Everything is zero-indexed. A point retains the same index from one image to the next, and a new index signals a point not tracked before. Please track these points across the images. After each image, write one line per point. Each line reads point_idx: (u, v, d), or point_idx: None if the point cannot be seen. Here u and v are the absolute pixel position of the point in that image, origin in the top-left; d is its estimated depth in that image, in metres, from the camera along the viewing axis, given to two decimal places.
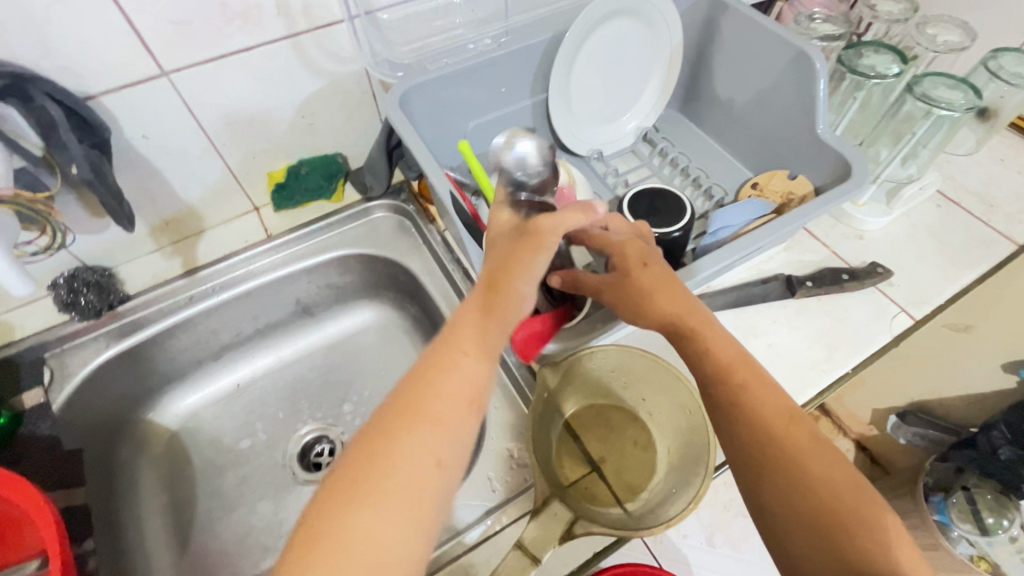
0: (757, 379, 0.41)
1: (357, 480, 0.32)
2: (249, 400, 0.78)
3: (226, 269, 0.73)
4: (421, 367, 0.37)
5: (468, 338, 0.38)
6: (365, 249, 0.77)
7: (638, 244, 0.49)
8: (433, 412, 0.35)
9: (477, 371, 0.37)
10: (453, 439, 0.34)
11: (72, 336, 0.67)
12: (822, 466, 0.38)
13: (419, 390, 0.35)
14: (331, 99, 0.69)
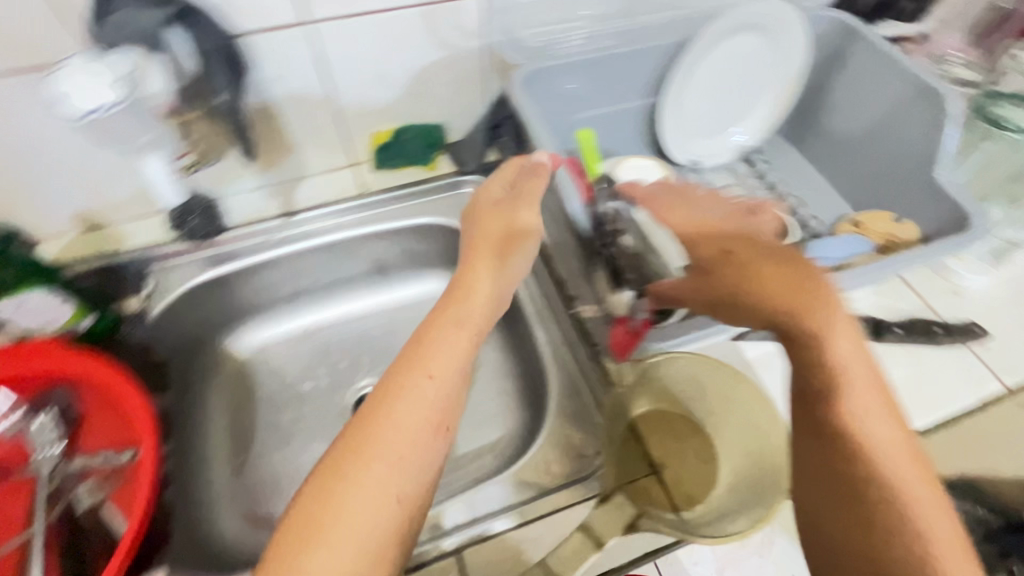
0: (867, 399, 0.39)
1: (320, 517, 0.36)
2: (314, 345, 0.81)
3: (317, 219, 0.75)
4: (374, 401, 0.42)
5: (424, 364, 0.44)
6: (450, 220, 0.78)
7: (713, 236, 0.50)
8: (390, 440, 0.40)
9: (432, 394, 0.42)
10: (410, 462, 0.39)
11: (170, 256, 0.71)
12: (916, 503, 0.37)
13: (376, 422, 0.41)
14: (447, 71, 0.71)
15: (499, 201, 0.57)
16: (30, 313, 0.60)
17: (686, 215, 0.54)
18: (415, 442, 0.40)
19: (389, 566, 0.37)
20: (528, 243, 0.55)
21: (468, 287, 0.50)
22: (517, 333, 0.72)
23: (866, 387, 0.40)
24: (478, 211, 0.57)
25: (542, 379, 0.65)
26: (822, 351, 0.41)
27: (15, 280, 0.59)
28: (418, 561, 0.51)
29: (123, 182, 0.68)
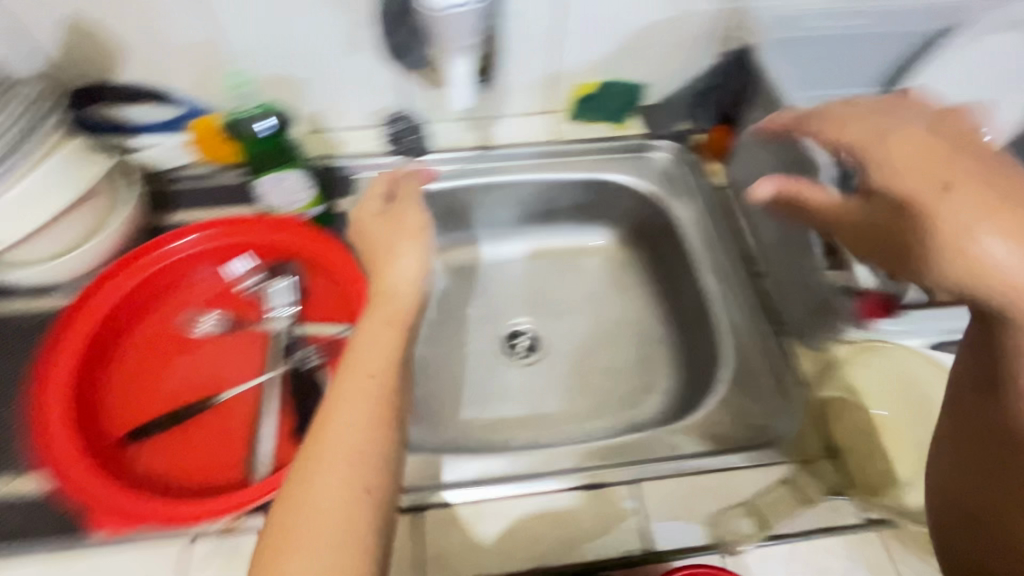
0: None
1: (284, 535, 0.38)
2: (474, 277, 0.84)
3: (514, 156, 0.79)
4: (326, 403, 0.44)
5: (360, 364, 0.46)
6: (634, 179, 0.79)
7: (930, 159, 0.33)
8: (346, 433, 0.42)
9: (373, 391, 0.45)
10: (355, 460, 0.41)
11: (377, 167, 0.77)
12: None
13: (331, 417, 0.43)
14: (670, 31, 0.73)
15: (374, 211, 0.60)
16: (280, 192, 0.63)
17: (921, 153, 0.33)
18: (360, 440, 0.42)
19: (361, 559, 0.38)
20: (411, 218, 0.58)
21: (383, 287, 0.54)
22: (690, 300, 0.73)
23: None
24: (393, 206, 0.61)
25: (714, 346, 0.66)
26: (1000, 280, 0.30)
27: (279, 158, 0.61)
28: (595, 483, 0.54)
29: (353, 93, 0.74)
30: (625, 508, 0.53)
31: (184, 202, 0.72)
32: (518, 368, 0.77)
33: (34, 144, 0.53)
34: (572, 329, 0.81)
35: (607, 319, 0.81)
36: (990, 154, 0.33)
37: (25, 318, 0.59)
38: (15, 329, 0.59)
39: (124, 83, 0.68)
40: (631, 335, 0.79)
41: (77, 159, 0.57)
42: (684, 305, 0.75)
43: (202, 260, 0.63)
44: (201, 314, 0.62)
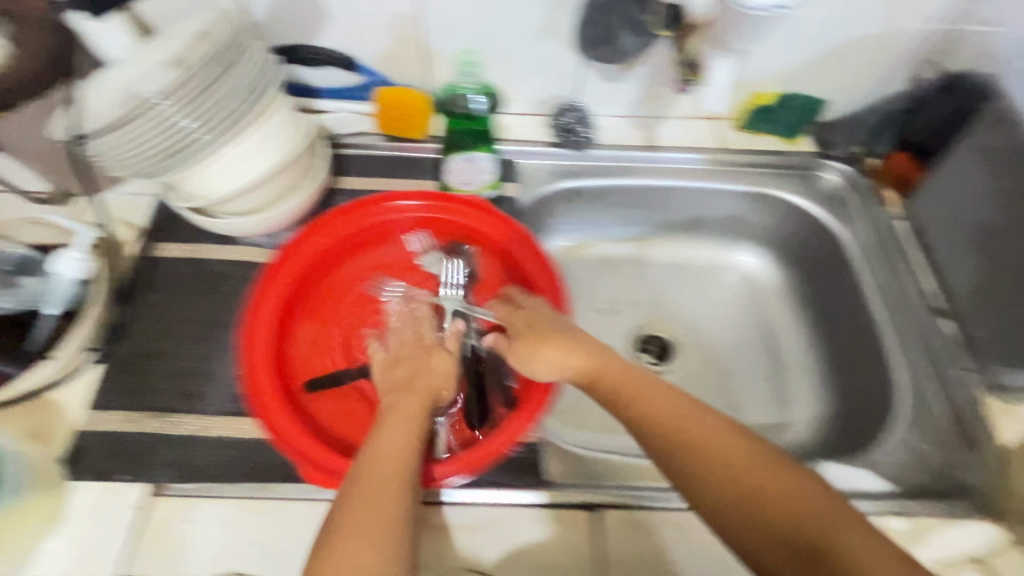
0: (671, 405, 0.46)
1: (344, 525, 0.39)
2: (610, 276, 0.83)
3: (676, 161, 0.77)
4: (371, 441, 0.45)
5: (390, 416, 0.48)
6: (799, 198, 0.76)
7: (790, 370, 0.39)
8: (384, 464, 0.43)
9: (408, 440, 0.45)
10: (400, 480, 0.42)
11: (537, 156, 0.75)
12: (756, 472, 0.42)
13: (372, 454, 0.44)
14: (869, 47, 0.69)
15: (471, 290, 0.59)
16: (466, 170, 0.63)
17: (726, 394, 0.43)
18: (399, 474, 0.43)
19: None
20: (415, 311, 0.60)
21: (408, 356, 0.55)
22: (854, 333, 0.70)
23: (680, 411, 0.46)
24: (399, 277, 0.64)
25: (885, 385, 0.64)
26: None
27: None
28: None
29: (532, 79, 0.73)
30: None
31: (354, 169, 0.73)
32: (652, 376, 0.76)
33: (259, 102, 0.56)
34: (711, 341, 0.80)
35: (749, 337, 0.79)
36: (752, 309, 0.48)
37: (220, 265, 0.64)
38: (211, 274, 0.63)
39: (319, 47, 0.69)
40: (775, 356, 0.77)
41: (287, 121, 0.59)
42: (842, 337, 0.72)
43: (385, 228, 0.63)
44: (382, 283, 0.63)
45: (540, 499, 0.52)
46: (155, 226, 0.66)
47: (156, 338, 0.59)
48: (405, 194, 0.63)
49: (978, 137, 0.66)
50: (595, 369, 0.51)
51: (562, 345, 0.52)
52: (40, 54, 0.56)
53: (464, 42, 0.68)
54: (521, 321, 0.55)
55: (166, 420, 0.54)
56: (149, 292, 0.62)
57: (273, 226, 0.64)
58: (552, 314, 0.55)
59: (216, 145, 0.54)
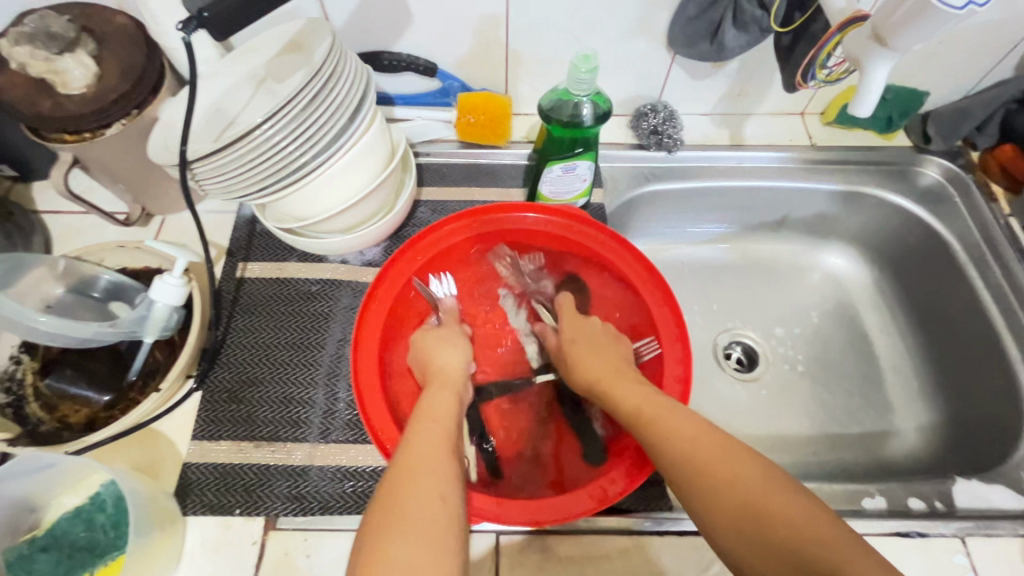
0: (646, 402, 0.46)
1: (383, 511, 0.36)
2: (690, 280, 0.79)
3: (763, 160, 0.74)
4: (408, 437, 0.43)
5: (427, 414, 0.46)
6: (894, 194, 0.73)
7: (725, 446, 0.40)
8: (425, 453, 0.41)
9: (443, 429, 0.44)
10: (449, 469, 0.40)
11: (621, 158, 0.72)
12: (708, 443, 0.40)
13: (408, 447, 0.42)
14: (980, 39, 0.65)
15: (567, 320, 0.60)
16: (560, 181, 0.62)
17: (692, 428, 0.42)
18: (447, 462, 0.41)
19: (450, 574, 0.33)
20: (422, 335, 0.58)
21: (431, 365, 0.54)
22: (964, 338, 0.67)
23: (653, 402, 0.45)
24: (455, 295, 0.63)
25: (1010, 392, 0.61)
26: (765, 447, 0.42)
27: (575, 147, 0.58)
28: (916, 530, 0.50)
29: (616, 79, 0.70)
30: (958, 563, 0.49)
31: (433, 178, 0.71)
32: (741, 382, 0.72)
33: (359, 123, 0.54)
34: (801, 346, 0.75)
35: (842, 340, 0.75)
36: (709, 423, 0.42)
37: (308, 284, 0.62)
38: (300, 293, 0.61)
39: (399, 53, 0.66)
40: (872, 361, 0.73)
41: (381, 139, 0.57)
42: (950, 340, 0.69)
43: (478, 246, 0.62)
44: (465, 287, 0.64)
45: (670, 524, 0.50)
46: (239, 245, 0.64)
47: (249, 362, 0.57)
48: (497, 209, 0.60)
49: None
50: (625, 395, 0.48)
51: (615, 388, 0.49)
52: (129, 72, 0.53)
53: (551, 43, 0.65)
54: (574, 351, 0.56)
55: (273, 450, 0.53)
56: (237, 313, 0.60)
57: (364, 243, 0.62)
58: (592, 339, 0.56)
59: (318, 169, 0.52)
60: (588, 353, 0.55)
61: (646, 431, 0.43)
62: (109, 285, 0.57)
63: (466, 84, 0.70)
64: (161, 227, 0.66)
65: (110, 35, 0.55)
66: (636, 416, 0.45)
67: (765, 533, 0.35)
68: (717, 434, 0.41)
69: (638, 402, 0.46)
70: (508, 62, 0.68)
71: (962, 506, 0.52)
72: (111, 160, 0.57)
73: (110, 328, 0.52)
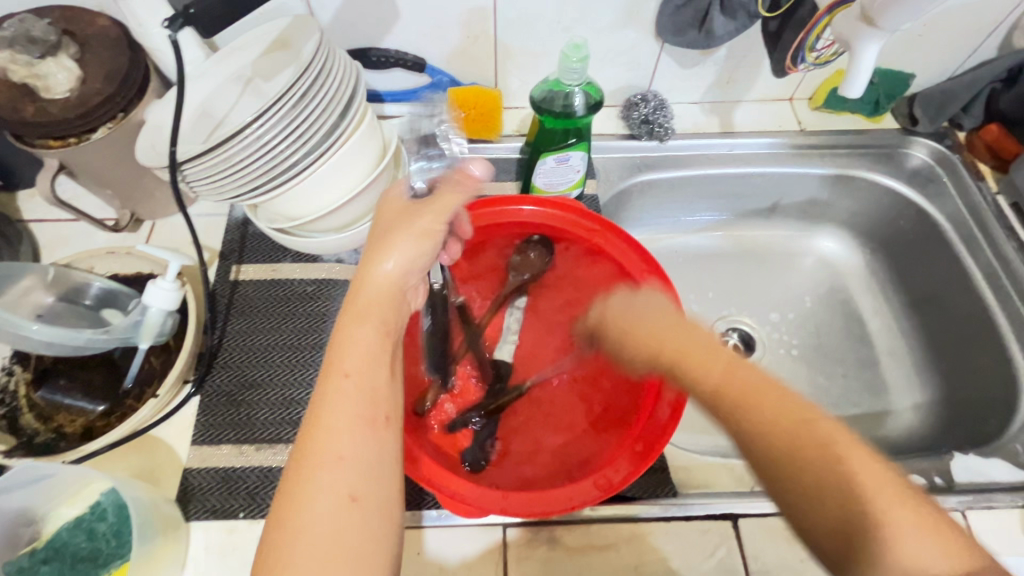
0: (729, 377, 0.36)
1: (284, 516, 0.32)
2: (686, 268, 0.80)
3: (754, 147, 0.74)
4: (312, 414, 0.35)
5: (339, 364, 0.36)
6: (884, 177, 0.73)
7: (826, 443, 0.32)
8: (331, 436, 0.33)
9: (354, 389, 0.35)
10: (357, 455, 0.33)
11: (613, 149, 0.72)
12: (819, 441, 0.32)
13: (313, 428, 0.34)
14: (963, 19, 0.66)
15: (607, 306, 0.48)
16: (554, 173, 0.62)
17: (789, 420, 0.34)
18: (359, 447, 0.34)
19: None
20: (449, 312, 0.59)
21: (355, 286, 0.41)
22: (956, 316, 0.68)
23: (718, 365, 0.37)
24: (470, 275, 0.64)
25: (1004, 367, 0.62)
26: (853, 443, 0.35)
27: (568, 139, 0.58)
28: None
29: (605, 69, 0.70)
30: None
31: None
32: None
33: (350, 119, 0.53)
34: (796, 331, 0.76)
35: (837, 323, 0.76)
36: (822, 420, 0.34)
37: (304, 284, 0.61)
38: (295, 294, 0.61)
39: (387, 49, 0.66)
40: (867, 342, 0.74)
41: (372, 136, 0.57)
42: (943, 319, 0.70)
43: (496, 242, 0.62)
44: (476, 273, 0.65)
45: (675, 510, 0.50)
46: (232, 248, 0.63)
47: (247, 365, 0.57)
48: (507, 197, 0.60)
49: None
50: (700, 362, 0.38)
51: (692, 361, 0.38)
52: (113, 75, 0.52)
53: (539, 35, 0.65)
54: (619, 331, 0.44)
55: (274, 452, 0.52)
56: (232, 315, 0.59)
57: (359, 242, 0.62)
58: (647, 312, 0.44)
59: (311, 167, 0.52)
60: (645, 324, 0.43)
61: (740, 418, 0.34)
62: (100, 292, 0.56)
63: (455, 79, 0.70)
64: (151, 233, 0.65)
65: (92, 38, 0.54)
66: (718, 396, 0.36)
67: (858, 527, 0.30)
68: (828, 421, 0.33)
69: (722, 378, 0.36)
70: (497, 55, 0.67)
71: (960, 481, 0.53)
72: (98, 166, 0.56)
73: (103, 334, 0.51)
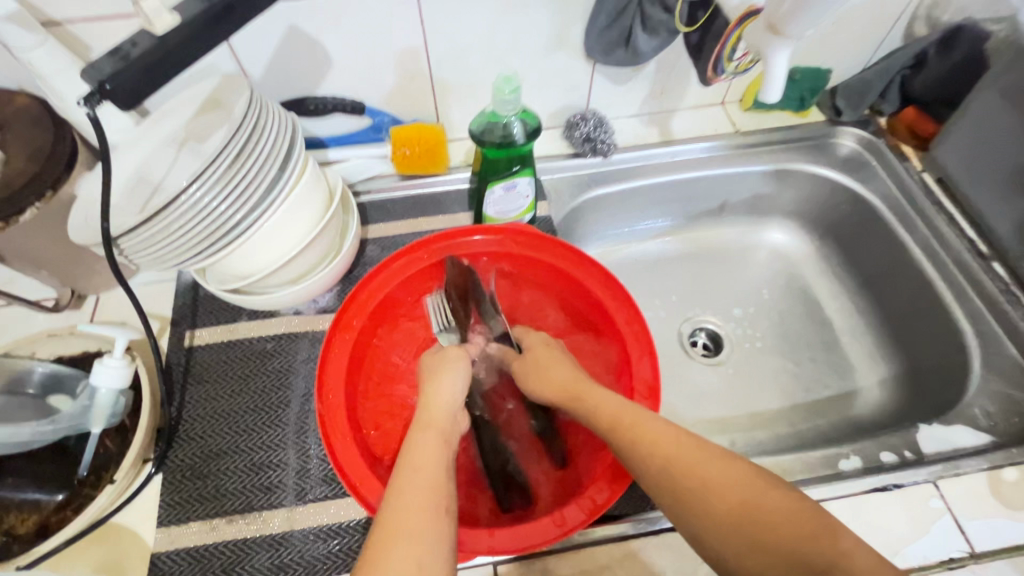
0: (625, 414, 0.45)
1: None
2: (647, 276, 0.81)
3: (694, 151, 0.77)
4: (388, 497, 0.38)
5: (406, 464, 0.41)
6: (818, 166, 0.77)
7: (703, 451, 0.41)
8: (409, 514, 0.37)
9: (427, 474, 0.40)
10: (433, 537, 0.36)
11: (561, 169, 0.74)
12: (699, 461, 0.40)
13: (391, 507, 0.37)
14: (867, 15, 0.70)
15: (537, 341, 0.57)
16: (504, 201, 0.63)
17: (677, 445, 0.41)
18: (423, 536, 0.36)
19: None
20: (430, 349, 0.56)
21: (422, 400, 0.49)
22: (904, 291, 0.71)
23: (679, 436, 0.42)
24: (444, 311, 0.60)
25: (952, 334, 0.64)
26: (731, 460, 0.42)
27: (512, 166, 0.59)
28: (892, 483, 0.52)
29: (543, 94, 0.72)
30: (934, 507, 0.51)
31: (377, 216, 0.70)
32: (711, 367, 0.74)
33: (290, 172, 0.53)
34: (759, 323, 0.78)
35: (797, 312, 0.78)
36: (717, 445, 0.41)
37: (263, 341, 0.60)
38: (254, 353, 0.59)
39: (324, 96, 0.66)
40: (827, 326, 0.77)
41: (315, 187, 0.56)
42: (893, 296, 0.72)
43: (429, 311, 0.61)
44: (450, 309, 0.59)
45: (662, 521, 0.50)
46: (183, 313, 0.61)
47: (210, 434, 0.54)
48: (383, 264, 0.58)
49: (950, 143, 0.70)
50: (596, 406, 0.47)
51: (595, 398, 0.48)
52: (38, 153, 0.51)
53: (473, 68, 0.66)
54: (538, 365, 0.54)
55: (248, 522, 0.50)
56: (190, 384, 0.57)
57: (316, 292, 0.61)
58: (555, 353, 0.55)
59: (255, 223, 0.51)
60: (551, 365, 0.54)
61: (636, 447, 0.42)
62: (46, 378, 0.54)
63: (396, 118, 0.70)
64: (96, 308, 0.62)
65: (11, 118, 0.52)
66: (615, 430, 0.45)
67: (758, 543, 0.36)
68: (702, 444, 0.41)
69: (616, 412, 0.45)
70: (435, 91, 0.68)
71: (930, 451, 0.55)
72: (28, 249, 0.54)
73: (49, 424, 0.50)
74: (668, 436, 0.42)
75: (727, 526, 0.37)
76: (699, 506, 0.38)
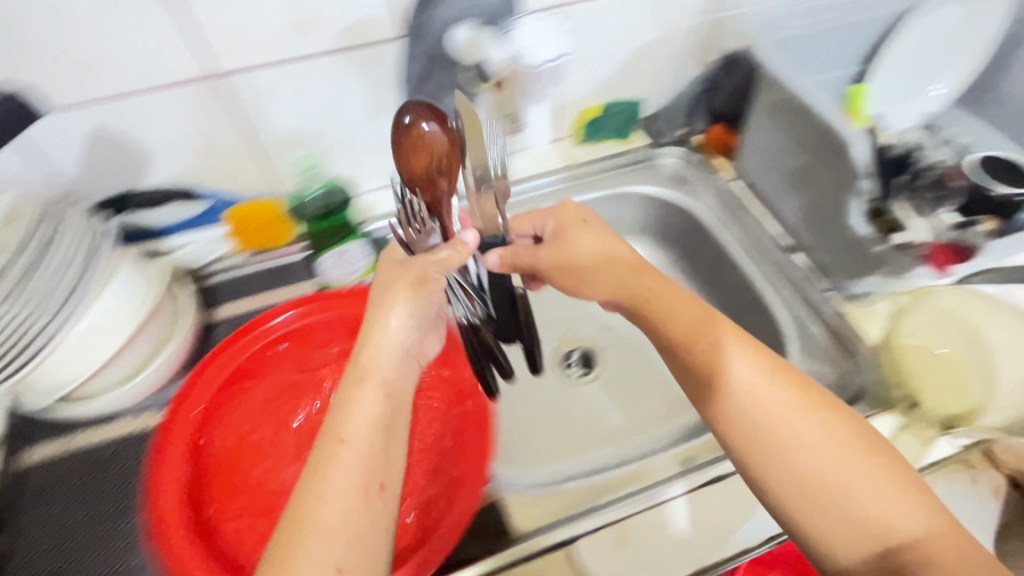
0: (701, 341, 0.47)
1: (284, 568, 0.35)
2: None
3: (534, 188, 0.82)
4: (309, 479, 0.38)
5: (339, 439, 0.39)
6: (647, 185, 0.83)
7: (835, 420, 0.42)
8: (324, 507, 0.36)
9: (353, 456, 0.39)
10: (356, 527, 0.37)
11: None
12: (784, 422, 0.42)
13: (319, 487, 0.37)
14: (658, 51, 0.78)
15: (576, 244, 0.57)
16: (341, 265, 0.69)
17: (782, 404, 0.42)
18: (344, 529, 0.36)
19: None
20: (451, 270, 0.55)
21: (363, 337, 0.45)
22: (733, 288, 0.77)
23: (793, 384, 0.44)
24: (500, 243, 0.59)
25: (769, 323, 0.71)
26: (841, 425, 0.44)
27: None
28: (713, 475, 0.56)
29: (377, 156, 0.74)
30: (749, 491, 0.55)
31: (226, 295, 0.70)
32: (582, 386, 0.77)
33: (93, 275, 0.53)
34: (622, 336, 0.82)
35: None
36: (822, 395, 0.43)
37: (102, 447, 0.57)
38: (94, 460, 0.57)
39: (150, 188, 0.66)
40: None
41: (137, 278, 0.56)
42: (726, 294, 0.79)
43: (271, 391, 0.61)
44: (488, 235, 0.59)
45: (508, 555, 0.52)
46: (14, 431, 0.58)
47: (48, 557, 0.52)
48: (196, 373, 0.59)
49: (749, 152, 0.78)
50: (670, 315, 0.49)
51: (667, 301, 0.51)
52: None
53: (300, 143, 0.68)
54: (580, 258, 0.56)
55: None
56: (25, 506, 0.54)
57: (156, 386, 0.60)
58: (606, 254, 0.56)
59: (57, 333, 0.50)
60: (594, 266, 0.55)
61: (709, 385, 0.45)
62: None
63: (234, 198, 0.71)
64: None
65: None
66: (688, 354, 0.47)
67: (830, 505, 0.39)
68: (803, 402, 0.43)
69: (688, 334, 0.47)
70: (267, 168, 0.70)
71: None
72: None
73: None
74: (750, 380, 0.44)
75: (828, 485, 0.40)
76: (839, 484, 0.39)
